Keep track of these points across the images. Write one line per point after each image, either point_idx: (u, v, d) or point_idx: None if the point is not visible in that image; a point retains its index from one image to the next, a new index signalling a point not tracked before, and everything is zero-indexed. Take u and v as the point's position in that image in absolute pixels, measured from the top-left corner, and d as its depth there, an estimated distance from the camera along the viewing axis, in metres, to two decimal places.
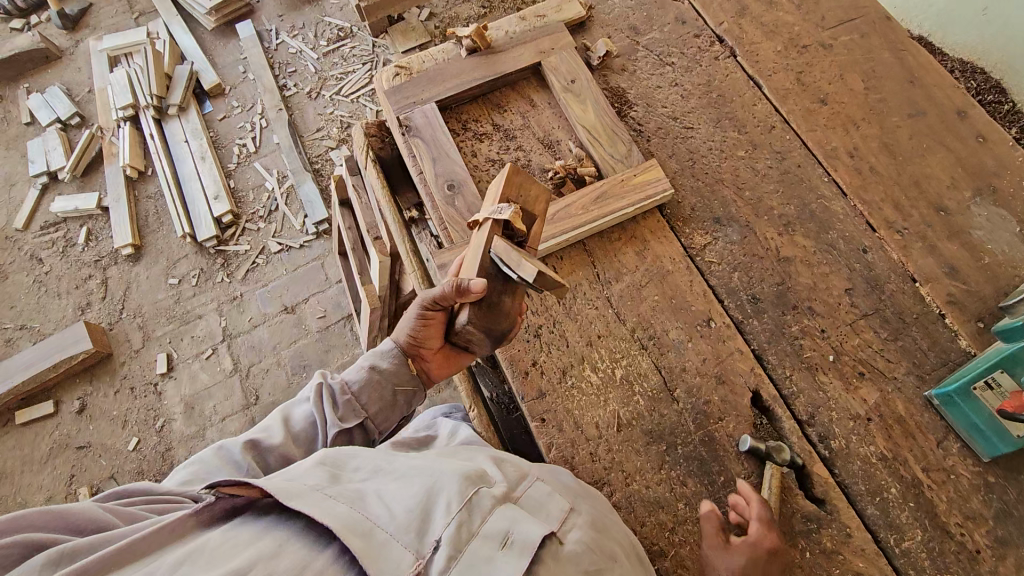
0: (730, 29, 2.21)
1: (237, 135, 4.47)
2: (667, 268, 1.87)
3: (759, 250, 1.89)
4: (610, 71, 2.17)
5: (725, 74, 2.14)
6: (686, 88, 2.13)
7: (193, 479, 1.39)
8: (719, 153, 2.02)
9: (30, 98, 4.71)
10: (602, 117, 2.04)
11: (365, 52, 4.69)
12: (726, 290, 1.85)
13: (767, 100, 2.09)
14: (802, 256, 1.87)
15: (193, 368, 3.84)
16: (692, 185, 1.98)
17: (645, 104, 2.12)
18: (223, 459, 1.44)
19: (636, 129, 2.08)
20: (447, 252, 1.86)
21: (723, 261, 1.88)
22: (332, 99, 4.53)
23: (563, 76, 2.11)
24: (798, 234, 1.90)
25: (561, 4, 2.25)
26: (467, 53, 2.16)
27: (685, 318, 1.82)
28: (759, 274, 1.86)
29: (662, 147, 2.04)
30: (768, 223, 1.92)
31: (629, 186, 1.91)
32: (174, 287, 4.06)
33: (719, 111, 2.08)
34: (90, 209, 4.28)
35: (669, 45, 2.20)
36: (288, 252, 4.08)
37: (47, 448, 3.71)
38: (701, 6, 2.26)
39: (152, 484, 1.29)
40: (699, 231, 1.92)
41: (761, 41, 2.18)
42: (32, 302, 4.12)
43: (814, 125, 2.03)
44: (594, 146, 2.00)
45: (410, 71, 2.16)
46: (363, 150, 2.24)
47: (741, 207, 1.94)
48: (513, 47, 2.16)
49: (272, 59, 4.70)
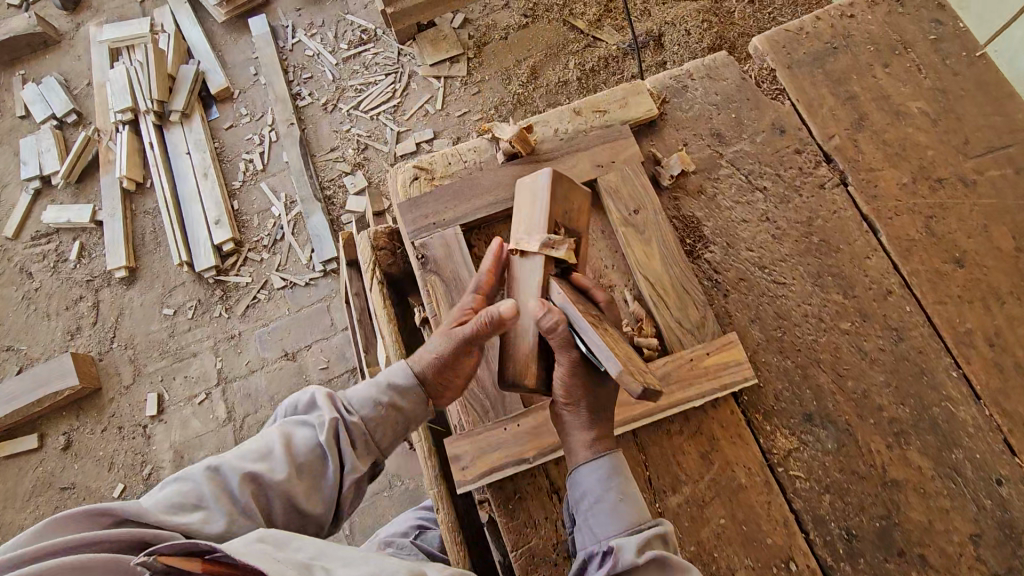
0: (841, 146, 1.74)
1: (244, 148, 4.03)
2: (740, 481, 1.47)
3: (859, 465, 1.47)
4: (683, 192, 1.73)
5: (830, 210, 1.69)
6: (780, 225, 1.68)
7: (184, 502, 1.27)
8: (816, 322, 1.59)
9: (25, 88, 4.32)
10: (670, 263, 1.61)
11: (390, 61, 4.09)
12: (813, 519, 1.45)
13: (882, 252, 1.64)
14: (917, 482, 1.45)
15: (184, 412, 3.54)
16: (779, 364, 1.56)
17: (726, 243, 1.68)
18: (219, 485, 1.30)
19: (711, 277, 1.65)
20: (461, 438, 1.49)
21: (811, 477, 1.48)
22: (349, 114, 4.02)
23: (625, 200, 1.67)
24: (912, 448, 1.48)
25: (628, 96, 1.79)
26: (505, 160, 1.74)
27: (759, 555, 1.42)
28: (857, 500, 1.45)
29: (741, 306, 1.62)
30: (874, 429, 1.50)
31: (699, 370, 1.50)
32: (169, 318, 3.74)
33: (821, 262, 1.64)
34: (84, 223, 3.95)
35: (761, 162, 1.74)
36: (292, 289, 3.72)
37: (26, 487, 3.45)
38: (804, 110, 1.79)
39: (140, 510, 1.23)
40: (783, 430, 1.51)
41: (880, 168, 1.71)
42: (19, 321, 3.83)
43: (943, 295, 1.58)
44: (657, 304, 1.57)
45: (432, 177, 1.77)
46: (370, 264, 1.84)
47: (839, 402, 1.52)
48: (564, 154, 1.72)
49: (286, 62, 4.19)
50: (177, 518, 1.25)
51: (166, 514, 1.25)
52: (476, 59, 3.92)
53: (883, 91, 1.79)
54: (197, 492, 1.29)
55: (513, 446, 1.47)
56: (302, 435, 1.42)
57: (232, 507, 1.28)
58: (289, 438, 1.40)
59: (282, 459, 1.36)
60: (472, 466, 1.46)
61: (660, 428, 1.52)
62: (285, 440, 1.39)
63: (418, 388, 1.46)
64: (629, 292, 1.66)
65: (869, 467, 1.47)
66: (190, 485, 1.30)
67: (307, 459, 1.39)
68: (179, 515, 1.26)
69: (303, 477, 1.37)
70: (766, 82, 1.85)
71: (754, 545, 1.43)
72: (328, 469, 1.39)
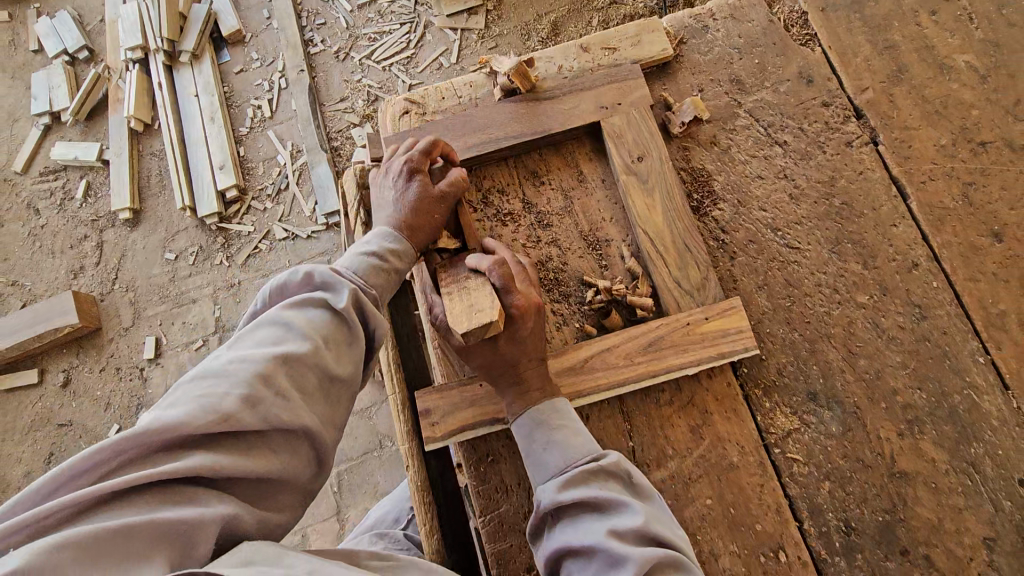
0: (874, 100, 1.56)
1: (253, 94, 3.89)
2: (731, 460, 1.34)
3: (865, 452, 1.34)
4: (693, 143, 1.57)
5: (855, 171, 1.51)
6: (799, 185, 1.51)
7: (207, 398, 0.91)
8: (830, 293, 1.43)
9: (38, 22, 4.25)
10: (673, 218, 1.45)
11: (405, 10, 3.74)
12: (809, 507, 1.32)
13: (912, 220, 1.46)
14: (929, 474, 1.31)
15: (181, 358, 3.51)
16: (785, 336, 1.42)
17: (736, 201, 1.52)
18: (245, 380, 0.96)
19: (717, 238, 1.49)
20: (432, 392, 1.39)
21: (810, 461, 1.34)
22: (361, 64, 3.74)
23: (628, 146, 1.51)
24: (927, 437, 1.33)
25: (640, 33, 1.62)
26: (502, 96, 1.58)
27: (748, 544, 1.28)
28: (859, 489, 1.32)
29: (748, 271, 1.46)
30: (885, 414, 1.35)
31: (694, 336, 1.36)
32: (170, 263, 3.69)
33: (842, 228, 1.47)
34: (91, 161, 3.90)
35: (784, 115, 1.56)
36: (294, 241, 3.62)
37: (26, 421, 3.49)
38: (835, 60, 1.60)
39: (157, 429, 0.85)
40: (783, 408, 1.38)
41: (916, 127, 1.53)
42: (26, 257, 3.84)
43: (977, 271, 1.42)
44: (654, 262, 1.43)
45: (424, 112, 1.62)
46: (354, 204, 1.72)
47: (849, 383, 1.38)
48: (565, 94, 1.56)
49: (299, 6, 3.92)
50: (205, 416, 0.89)
51: (193, 415, 0.89)
52: (495, 11, 3.56)
53: (929, 42, 1.59)
54: (232, 369, 0.96)
55: (487, 404, 1.36)
56: (313, 308, 1.11)
57: (269, 382, 0.97)
58: (307, 317, 1.08)
59: (309, 337, 1.06)
60: (442, 423, 1.36)
61: (647, 397, 1.39)
62: (303, 318, 1.07)
63: (407, 245, 1.30)
64: (627, 248, 1.50)
65: (875, 455, 1.33)
66: (224, 369, 0.96)
67: (334, 329, 1.10)
68: (205, 401, 0.91)
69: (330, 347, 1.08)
70: (794, 27, 1.65)
71: (741, 530, 1.30)
72: (354, 334, 1.13)
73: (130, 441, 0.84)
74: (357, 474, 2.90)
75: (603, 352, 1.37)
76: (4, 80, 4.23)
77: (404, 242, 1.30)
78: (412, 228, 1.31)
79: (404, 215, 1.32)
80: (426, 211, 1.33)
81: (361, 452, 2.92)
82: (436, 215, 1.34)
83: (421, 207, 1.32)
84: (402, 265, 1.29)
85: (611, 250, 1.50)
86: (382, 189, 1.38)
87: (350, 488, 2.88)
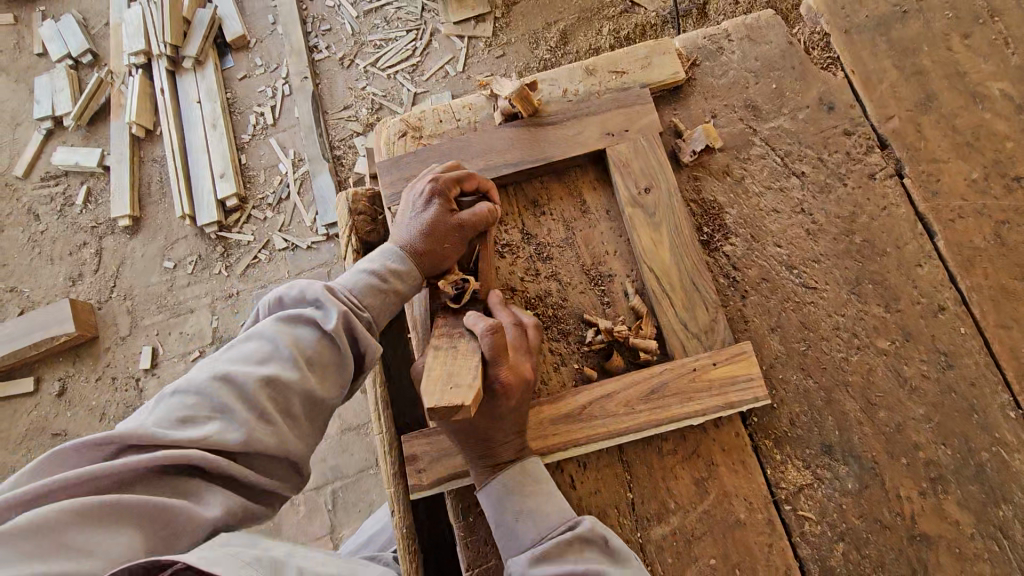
0: (900, 130, 1.46)
1: (256, 101, 3.84)
2: (738, 517, 1.26)
3: (884, 512, 1.24)
4: (704, 172, 1.48)
5: (878, 206, 1.41)
6: (817, 220, 1.42)
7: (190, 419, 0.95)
8: (848, 337, 1.34)
9: (43, 25, 4.22)
10: (681, 254, 1.37)
11: (412, 16, 3.67)
12: (821, 570, 1.23)
13: (938, 260, 1.37)
14: (953, 538, 1.21)
15: (177, 369, 3.45)
16: (799, 383, 1.33)
17: (749, 236, 1.43)
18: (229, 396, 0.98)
19: (728, 275, 1.41)
20: (420, 437, 1.30)
21: (824, 520, 1.25)
22: (366, 71, 3.66)
23: (635, 175, 1.43)
24: (951, 497, 1.24)
25: (651, 55, 1.53)
26: (504, 121, 1.51)
27: None
28: (877, 553, 1.23)
29: (760, 311, 1.38)
30: (906, 471, 1.26)
31: (701, 383, 1.27)
32: (169, 272, 3.64)
33: (862, 267, 1.38)
34: (91, 167, 3.86)
35: (802, 144, 1.47)
36: (294, 252, 3.56)
37: (21, 430, 3.44)
38: (859, 85, 1.51)
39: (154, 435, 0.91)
40: (796, 461, 1.29)
41: (945, 159, 1.43)
42: (25, 263, 3.80)
43: (1008, 317, 1.32)
44: (660, 301, 1.35)
45: (420, 136, 1.55)
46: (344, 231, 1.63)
47: (868, 436, 1.28)
48: (569, 119, 1.48)
49: (306, 12, 3.86)
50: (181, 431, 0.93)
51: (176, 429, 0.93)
52: (504, 19, 3.48)
53: (960, 68, 1.49)
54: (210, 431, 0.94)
55: None
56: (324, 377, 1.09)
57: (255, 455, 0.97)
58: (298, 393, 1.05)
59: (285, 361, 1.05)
60: (429, 471, 1.28)
61: (649, 446, 1.31)
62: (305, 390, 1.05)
63: (415, 266, 1.25)
64: (631, 285, 1.42)
65: (895, 515, 1.24)
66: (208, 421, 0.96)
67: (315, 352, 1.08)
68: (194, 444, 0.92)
69: (315, 370, 1.07)
70: (816, 49, 1.56)
71: None
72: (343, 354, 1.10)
73: (66, 506, 0.81)
74: (352, 495, 2.84)
75: (603, 398, 1.29)
76: (8, 83, 4.20)
77: (411, 262, 1.24)
78: (424, 251, 1.24)
79: (415, 255, 1.24)
80: (441, 236, 1.25)
81: (356, 473, 2.86)
82: (449, 257, 1.26)
83: (436, 237, 1.24)
84: (403, 285, 1.23)
85: (614, 287, 1.42)
86: (405, 212, 1.29)
87: (344, 509, 2.82)
